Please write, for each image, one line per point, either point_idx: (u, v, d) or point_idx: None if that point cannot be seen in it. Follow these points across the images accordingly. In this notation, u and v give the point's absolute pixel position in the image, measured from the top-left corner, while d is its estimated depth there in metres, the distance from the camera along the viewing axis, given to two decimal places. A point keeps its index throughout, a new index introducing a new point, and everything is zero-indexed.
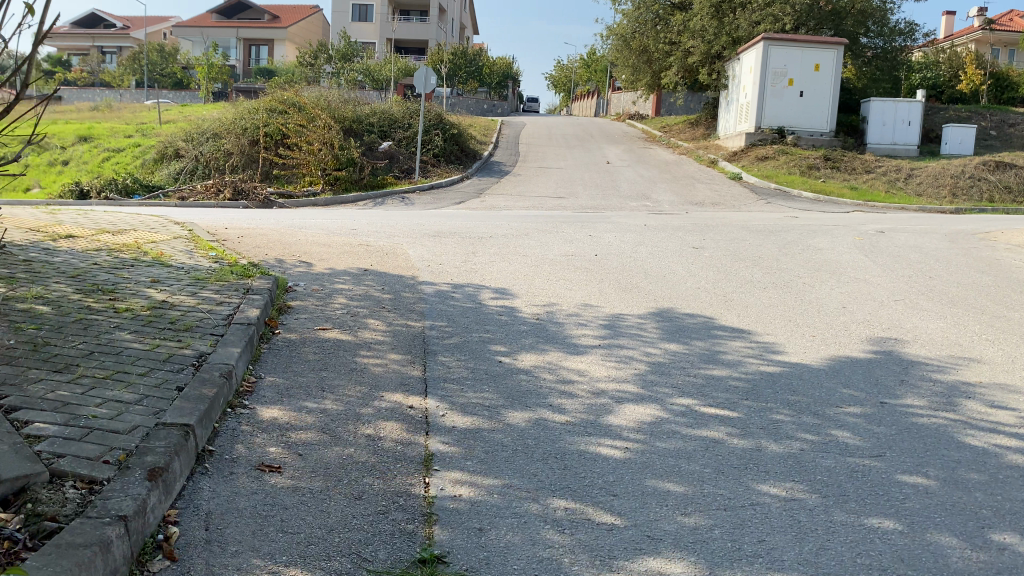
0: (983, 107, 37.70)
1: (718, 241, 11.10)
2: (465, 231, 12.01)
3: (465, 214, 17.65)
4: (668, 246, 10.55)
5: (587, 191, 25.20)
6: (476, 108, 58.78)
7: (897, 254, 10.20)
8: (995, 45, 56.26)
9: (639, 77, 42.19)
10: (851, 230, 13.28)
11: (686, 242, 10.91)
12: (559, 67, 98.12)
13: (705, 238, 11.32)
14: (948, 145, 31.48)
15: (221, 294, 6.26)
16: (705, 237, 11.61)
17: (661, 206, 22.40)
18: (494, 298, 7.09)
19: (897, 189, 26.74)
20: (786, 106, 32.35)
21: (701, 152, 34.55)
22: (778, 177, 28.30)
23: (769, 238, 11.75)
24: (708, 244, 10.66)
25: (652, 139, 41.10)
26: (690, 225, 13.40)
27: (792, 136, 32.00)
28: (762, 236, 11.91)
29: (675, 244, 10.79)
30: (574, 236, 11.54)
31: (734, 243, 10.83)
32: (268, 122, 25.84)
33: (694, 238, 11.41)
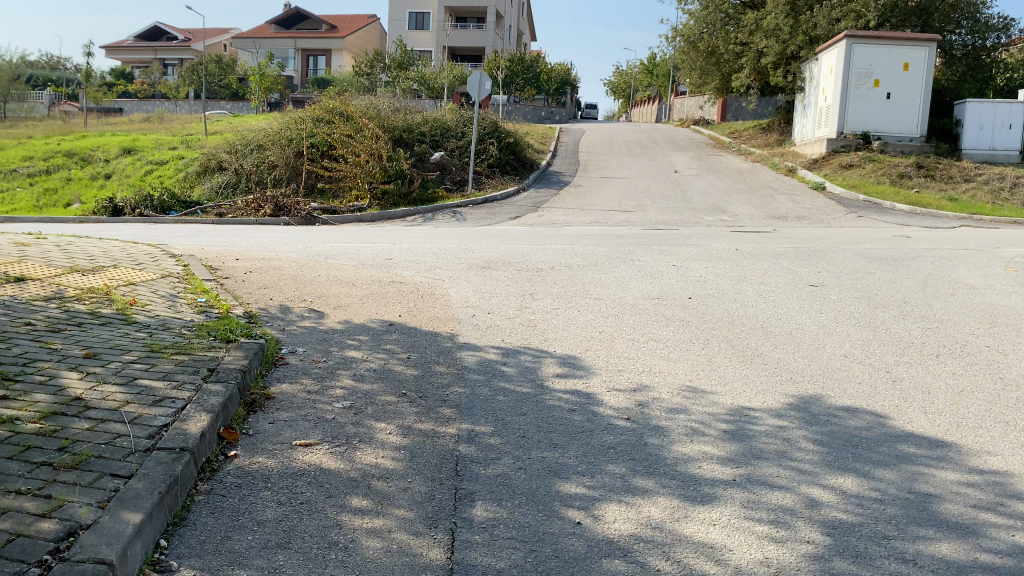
0: None
1: (838, 275, 8.88)
2: (522, 260, 10.02)
3: (522, 234, 15.70)
4: (779, 284, 8.37)
5: (655, 204, 23.03)
6: (533, 115, 57.11)
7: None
8: None
9: (706, 80, 39.75)
10: (991, 257, 10.89)
11: (799, 277, 8.71)
12: (618, 72, 95.73)
13: (822, 272, 9.09)
14: None
15: (169, 380, 4.36)
16: (820, 268, 9.38)
17: (740, 223, 20.13)
18: (561, 376, 5.05)
19: (1003, 200, 23.89)
20: (872, 109, 29.55)
21: (777, 160, 31.95)
22: (867, 186, 25.67)
23: (899, 269, 9.47)
24: (829, 280, 8.48)
25: (720, 146, 38.63)
26: (791, 252, 11.16)
27: (879, 141, 29.25)
28: (889, 266, 9.63)
29: (783, 279, 8.64)
30: (656, 267, 9.43)
31: (862, 279, 8.60)
32: (313, 132, 24.29)
33: (807, 271, 9.18)
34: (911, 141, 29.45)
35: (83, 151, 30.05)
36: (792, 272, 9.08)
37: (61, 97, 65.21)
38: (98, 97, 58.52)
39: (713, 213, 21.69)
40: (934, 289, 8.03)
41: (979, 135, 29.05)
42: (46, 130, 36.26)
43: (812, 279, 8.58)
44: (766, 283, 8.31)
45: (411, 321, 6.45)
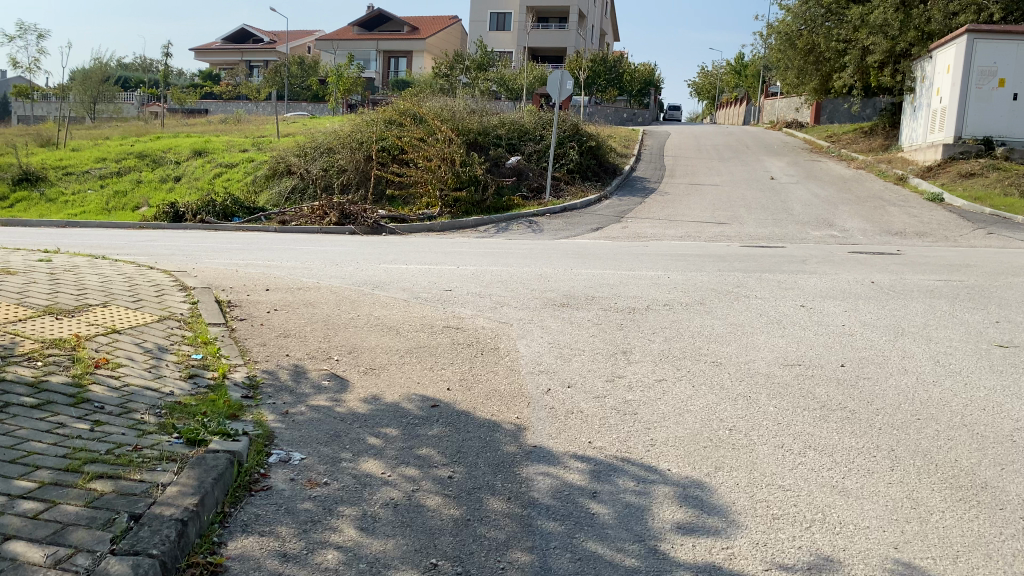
0: None
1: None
2: (609, 294, 8.21)
3: (605, 251, 13.87)
4: (954, 342, 6.32)
5: (751, 216, 20.87)
6: (615, 117, 55.04)
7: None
8: None
9: (804, 80, 37.00)
10: None
11: (975, 333, 6.63)
12: (703, 73, 92.63)
13: (1007, 325, 6.97)
14: None
15: (54, 547, 2.70)
16: (1000, 319, 7.25)
17: (853, 240, 17.77)
18: (685, 528, 3.23)
19: None
20: (996, 112, 26.39)
21: (884, 167, 29.12)
22: (993, 198, 22.83)
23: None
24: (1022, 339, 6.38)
25: (818, 150, 35.94)
26: (944, 288, 8.99)
27: (1003, 148, 26.06)
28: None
29: (956, 334, 6.57)
30: (781, 310, 7.47)
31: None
32: (384, 135, 22.96)
33: (985, 322, 7.06)
34: None
35: (154, 153, 29.49)
36: (966, 325, 6.99)
37: (149, 98, 66.16)
38: (183, 98, 58.98)
39: (819, 227, 19.39)
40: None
41: None
42: (126, 131, 36.09)
43: (999, 338, 6.49)
44: (938, 342, 6.28)
45: (464, 400, 4.69)
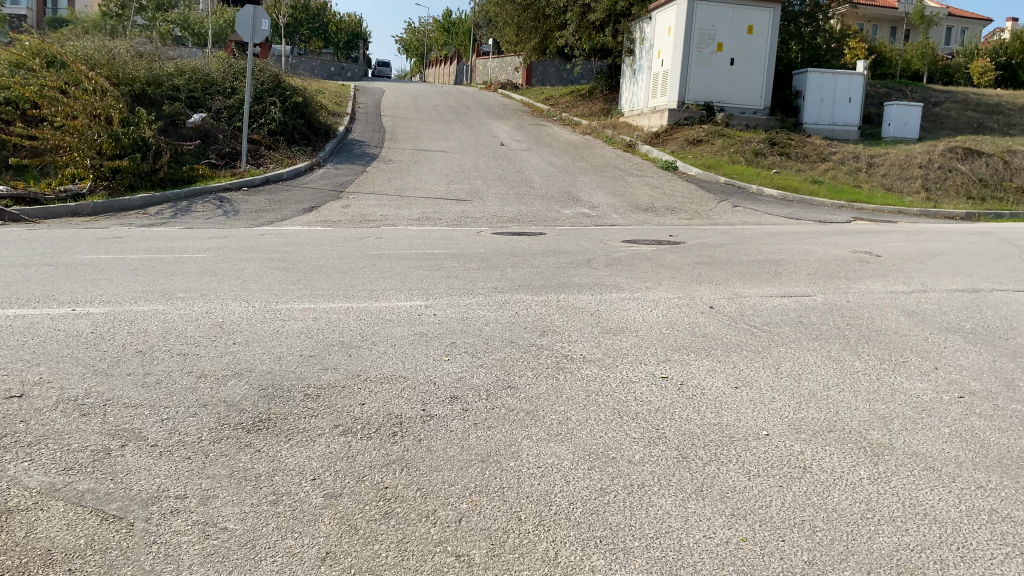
0: (895, 86, 33.96)
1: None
2: (342, 376, 4.55)
3: (320, 250, 10.09)
4: (988, 485, 3.43)
5: (491, 189, 18.09)
6: (322, 72, 50.05)
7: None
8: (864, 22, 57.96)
9: (523, 39, 35.08)
10: None
11: (988, 447, 3.81)
12: (410, 30, 89.80)
13: (1002, 410, 4.32)
14: (891, 127, 25.81)
15: None
16: (969, 392, 4.62)
17: (607, 219, 15.59)
18: None
19: (863, 181, 21.08)
20: (716, 76, 25.47)
21: (610, 131, 27.85)
22: (723, 165, 21.98)
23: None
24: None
25: (540, 113, 34.34)
26: (809, 315, 6.48)
27: (723, 114, 25.41)
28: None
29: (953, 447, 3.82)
30: (643, 401, 4.34)
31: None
32: (7, 83, 16.88)
33: (965, 407, 4.37)
34: (755, 114, 25.83)
35: None
36: (937, 412, 4.27)
37: None
38: None
39: (565, 204, 17.05)
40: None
41: (819, 109, 25.60)
42: None
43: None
44: (966, 489, 3.37)
45: None
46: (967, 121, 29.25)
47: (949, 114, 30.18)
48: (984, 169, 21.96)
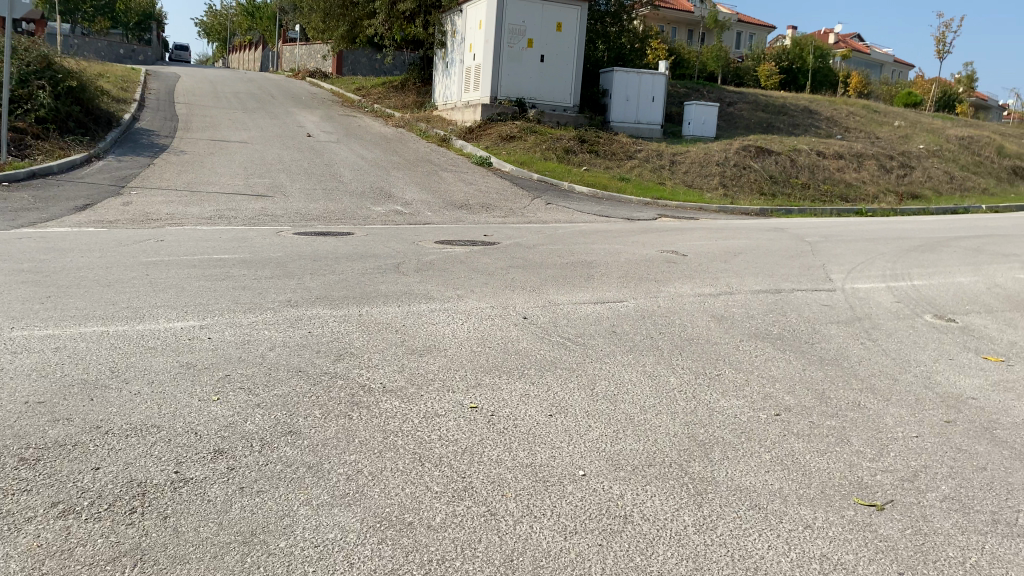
0: (694, 87, 35.74)
1: (877, 450, 3.87)
2: (71, 432, 3.64)
3: (84, 256, 8.74)
4: (815, 523, 3.16)
5: (296, 184, 16.97)
6: (109, 53, 45.87)
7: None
8: (663, 25, 61.00)
9: (330, 26, 33.64)
10: (875, 314, 7.02)
11: (810, 476, 3.57)
12: (211, 12, 84.68)
13: (817, 429, 4.13)
14: (690, 126, 27.01)
15: None
16: (785, 409, 4.41)
17: (420, 216, 15.01)
18: None
19: (667, 178, 21.85)
20: (527, 72, 25.47)
21: (423, 125, 27.21)
22: (535, 162, 21.90)
23: (892, 391, 4.84)
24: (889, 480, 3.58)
25: (351, 104, 33.12)
26: (623, 323, 6.17)
27: (534, 110, 25.47)
28: (855, 380, 5.01)
29: (787, 482, 3.50)
30: (447, 439, 3.76)
31: (942, 464, 3.75)
32: None
33: (783, 426, 4.15)
34: (565, 111, 26.12)
35: None
36: (756, 434, 4.00)
37: None
38: None
39: (376, 200, 16.27)
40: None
41: (626, 108, 26.27)
42: None
43: (861, 481, 3.53)
44: (794, 530, 3.08)
45: None
46: (756, 121, 31.26)
47: (741, 115, 32.12)
48: (773, 168, 23.42)
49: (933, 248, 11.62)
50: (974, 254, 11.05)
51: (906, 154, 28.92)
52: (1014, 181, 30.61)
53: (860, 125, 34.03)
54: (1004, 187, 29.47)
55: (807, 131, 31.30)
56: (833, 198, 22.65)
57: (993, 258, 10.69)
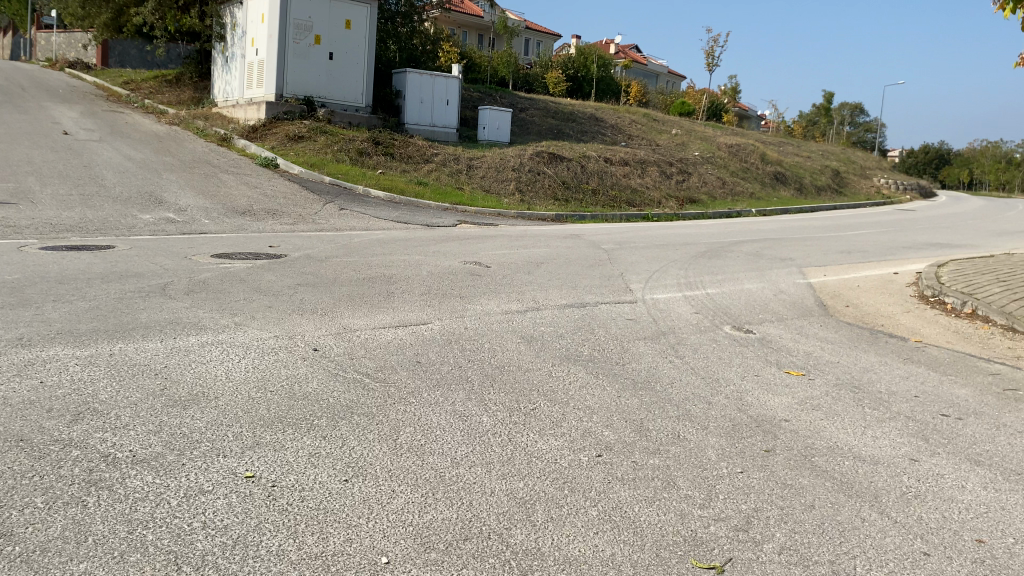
0: (486, 92, 35.93)
1: (705, 493, 3.49)
2: None
3: None
4: None
5: (48, 189, 14.90)
6: None
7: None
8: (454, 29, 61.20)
9: (91, 13, 30.40)
10: (677, 323, 6.89)
11: (642, 536, 3.13)
12: None
13: (643, 471, 3.67)
14: (484, 130, 26.96)
15: None
16: (607, 446, 3.92)
17: (198, 225, 13.62)
18: None
19: (463, 183, 21.60)
20: (315, 70, 24.19)
21: (202, 123, 25.07)
22: (327, 164, 20.73)
23: (708, 416, 4.53)
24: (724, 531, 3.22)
25: (117, 98, 30.11)
26: (426, 346, 5.54)
27: (324, 110, 24.23)
28: (672, 406, 4.65)
29: (619, 548, 3.03)
30: (210, 531, 2.97)
31: (773, 505, 3.43)
32: None
33: (607, 470, 3.64)
34: (357, 111, 25.12)
35: None
36: (579, 483, 3.50)
37: None
38: None
39: (146, 207, 14.62)
40: (991, 539, 3.26)
41: (420, 109, 25.69)
42: None
43: (695, 537, 3.14)
44: None
45: None
46: (548, 127, 31.90)
47: (532, 120, 32.65)
48: (566, 173, 23.87)
49: (717, 252, 12.03)
50: (757, 260, 11.49)
51: (684, 161, 30.67)
52: (775, 186, 33.42)
53: (642, 133, 35.76)
54: (768, 192, 32.08)
55: (595, 137, 32.39)
56: (622, 203, 23.45)
57: (774, 264, 11.13)
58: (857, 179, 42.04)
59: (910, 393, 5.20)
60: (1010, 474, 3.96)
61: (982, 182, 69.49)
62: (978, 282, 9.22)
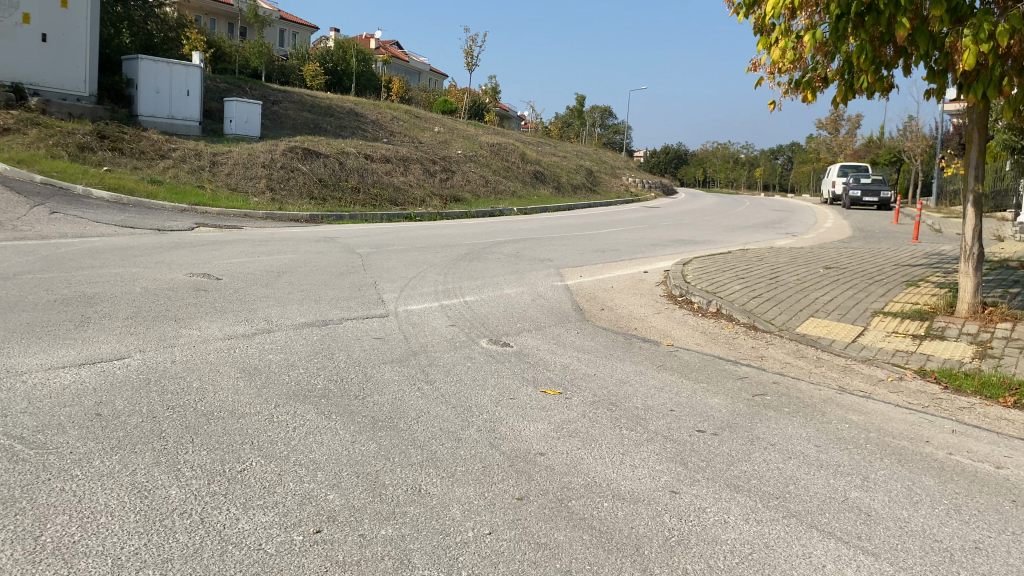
0: (235, 83, 33.57)
1: (442, 575, 2.82)
2: None
3: None
4: None
5: None
6: None
7: (876, 478, 4.02)
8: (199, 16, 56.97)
9: None
10: (419, 335, 6.22)
11: None
12: None
13: (368, 549, 2.94)
14: (232, 123, 25.00)
15: None
16: (325, 518, 3.14)
17: None
18: None
19: (207, 182, 19.82)
20: (24, 53, 20.89)
21: None
22: (40, 160, 18.03)
23: (455, 457, 3.83)
24: None
25: None
26: (114, 391, 4.44)
27: (36, 97, 21.01)
28: (415, 449, 3.89)
29: None
30: None
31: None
32: None
33: (324, 554, 2.88)
34: (80, 100, 22.12)
35: None
36: None
37: None
38: None
39: None
40: None
41: (156, 100, 23.26)
42: None
43: None
44: None
45: None
46: (303, 121, 30.34)
47: (285, 114, 30.90)
48: (322, 170, 22.68)
49: (473, 253, 11.62)
50: (515, 261, 11.18)
51: (446, 159, 30.46)
52: (535, 185, 34.22)
53: (403, 130, 35.16)
54: (528, 190, 32.78)
55: (354, 133, 31.32)
56: (383, 202, 22.67)
57: (533, 265, 10.87)
58: (608, 177, 44.33)
59: (666, 407, 4.87)
60: (770, 500, 3.64)
61: (715, 179, 76.43)
62: (720, 281, 9.48)
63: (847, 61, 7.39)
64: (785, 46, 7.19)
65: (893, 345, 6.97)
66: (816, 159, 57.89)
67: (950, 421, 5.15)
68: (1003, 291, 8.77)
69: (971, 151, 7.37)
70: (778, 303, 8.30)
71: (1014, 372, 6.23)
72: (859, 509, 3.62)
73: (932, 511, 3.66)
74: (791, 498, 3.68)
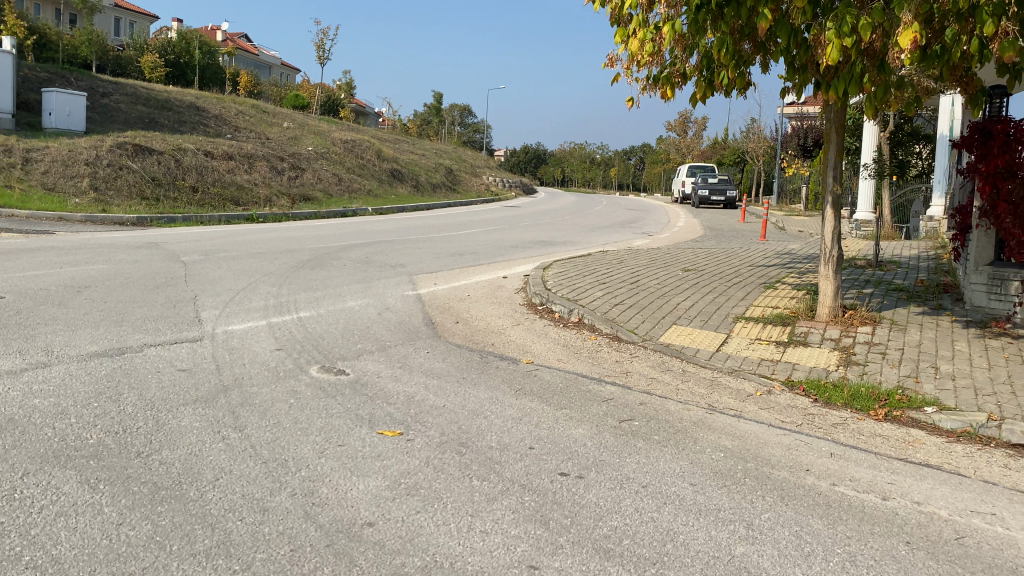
0: (58, 72, 30.65)
1: None
2: None
3: None
4: None
5: None
6: None
7: (760, 525, 3.50)
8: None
9: None
10: (236, 363, 5.28)
11: None
12: None
13: None
14: (51, 116, 22.60)
15: None
16: None
17: None
18: None
19: (18, 182, 17.71)
20: None
21: None
22: None
23: (258, 538, 3.00)
24: None
25: None
26: None
27: None
28: (203, 531, 3.02)
29: None
30: None
31: None
32: None
33: None
34: None
35: None
36: None
37: None
38: None
39: None
40: None
41: None
42: None
43: None
44: None
45: None
46: (136, 115, 28.03)
47: (116, 107, 28.44)
48: (156, 168, 20.84)
49: (317, 260, 10.65)
50: (363, 268, 10.29)
51: (296, 156, 28.93)
52: (391, 183, 33.17)
53: (250, 125, 33.25)
54: (385, 189, 31.71)
55: (194, 128, 29.25)
56: (224, 202, 21.08)
57: (383, 272, 10.02)
58: (468, 176, 43.84)
59: (523, 445, 4.17)
60: (645, 569, 3.02)
61: (572, 177, 77.63)
62: (581, 287, 8.96)
63: (706, 56, 7.01)
64: (643, 37, 6.70)
65: (758, 354, 6.60)
66: (666, 159, 59.75)
67: (825, 442, 4.75)
68: (857, 292, 8.71)
69: (830, 151, 7.17)
70: (640, 311, 7.84)
71: (880, 382, 5.98)
72: (745, 572, 3.06)
73: (826, 567, 3.16)
74: (669, 563, 3.07)
